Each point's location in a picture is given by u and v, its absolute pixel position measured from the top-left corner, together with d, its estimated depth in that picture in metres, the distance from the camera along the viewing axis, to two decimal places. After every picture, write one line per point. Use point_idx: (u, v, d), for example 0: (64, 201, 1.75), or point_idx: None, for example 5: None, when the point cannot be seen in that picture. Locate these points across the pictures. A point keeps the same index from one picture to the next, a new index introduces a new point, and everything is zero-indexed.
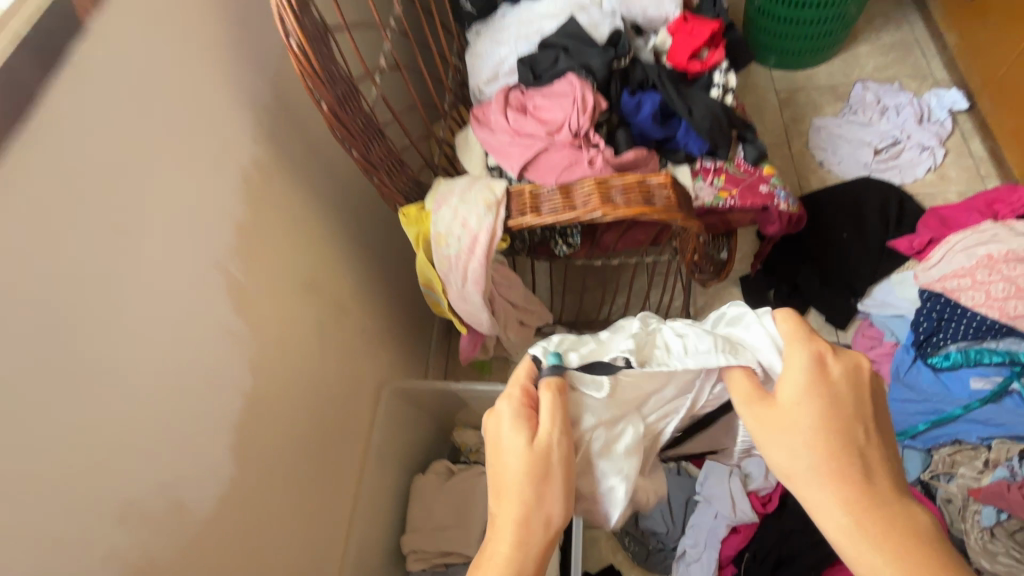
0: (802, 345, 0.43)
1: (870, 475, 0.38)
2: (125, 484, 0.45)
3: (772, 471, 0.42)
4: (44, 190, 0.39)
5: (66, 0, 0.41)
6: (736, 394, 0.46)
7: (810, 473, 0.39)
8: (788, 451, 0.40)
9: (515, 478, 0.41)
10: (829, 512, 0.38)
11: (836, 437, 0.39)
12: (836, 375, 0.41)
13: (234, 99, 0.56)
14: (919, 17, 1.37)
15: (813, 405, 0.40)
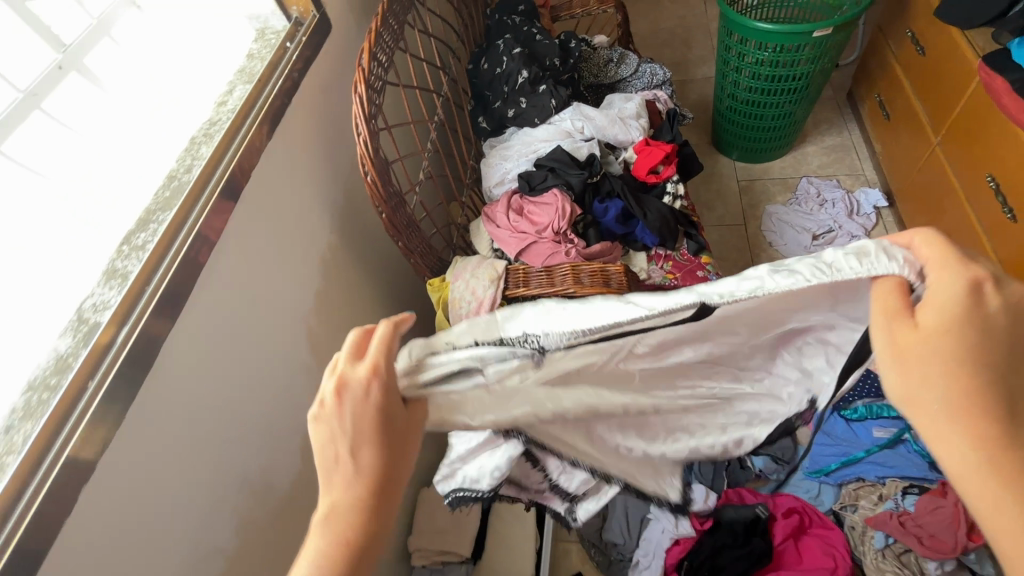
0: (960, 270, 0.40)
1: (1012, 416, 0.39)
2: (240, 463, 0.68)
3: (892, 398, 0.43)
4: (217, 273, 0.66)
5: (239, 160, 0.69)
6: (876, 310, 0.44)
7: (939, 406, 0.40)
8: (921, 382, 0.40)
9: (379, 449, 0.42)
10: (954, 446, 0.39)
11: (977, 373, 0.39)
12: (995, 307, 0.39)
13: (315, 203, 0.84)
14: (855, 124, 1.66)
15: (962, 345, 0.39)
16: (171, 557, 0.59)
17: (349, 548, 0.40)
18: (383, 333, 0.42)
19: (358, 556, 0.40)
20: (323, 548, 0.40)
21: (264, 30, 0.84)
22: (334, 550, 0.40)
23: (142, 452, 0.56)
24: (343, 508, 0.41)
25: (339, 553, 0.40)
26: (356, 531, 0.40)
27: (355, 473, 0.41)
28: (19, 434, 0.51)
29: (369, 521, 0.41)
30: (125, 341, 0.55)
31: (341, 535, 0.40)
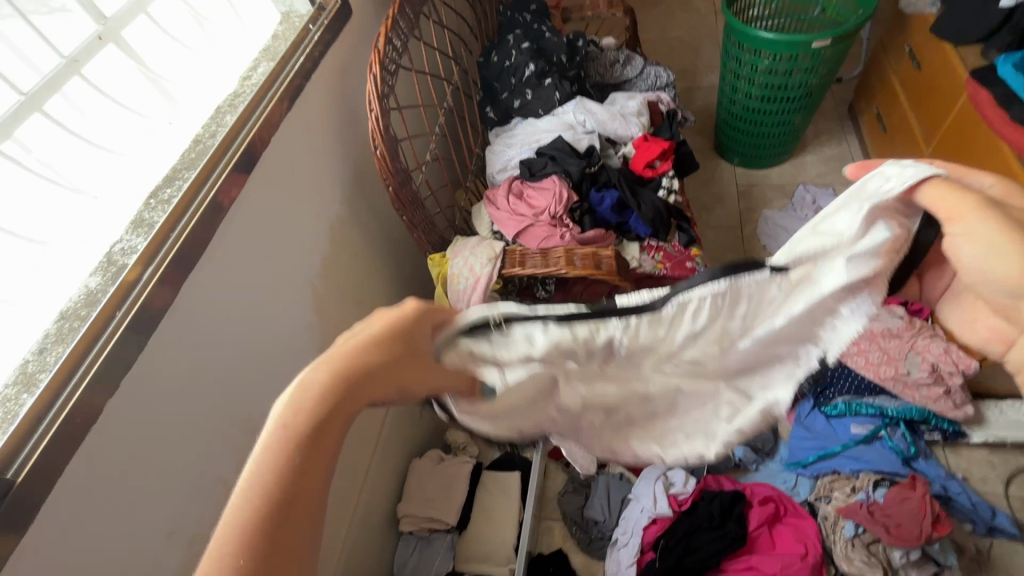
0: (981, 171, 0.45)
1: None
2: (245, 407, 0.74)
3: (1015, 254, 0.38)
4: (234, 229, 0.71)
5: (260, 128, 0.75)
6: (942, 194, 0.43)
7: None
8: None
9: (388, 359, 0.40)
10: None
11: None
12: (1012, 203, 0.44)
13: (327, 177, 0.90)
14: (855, 137, 1.70)
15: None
16: (178, 485, 0.64)
17: (318, 430, 0.35)
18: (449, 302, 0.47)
19: (325, 441, 0.35)
20: (289, 423, 0.34)
21: (289, 13, 0.89)
22: (302, 426, 0.35)
23: (159, 384, 0.61)
24: (320, 387, 0.36)
25: (306, 431, 0.35)
26: (330, 413, 0.36)
27: (344, 360, 0.38)
28: (49, 358, 0.55)
29: (347, 409, 0.37)
30: (150, 278, 0.60)
31: (313, 414, 0.35)
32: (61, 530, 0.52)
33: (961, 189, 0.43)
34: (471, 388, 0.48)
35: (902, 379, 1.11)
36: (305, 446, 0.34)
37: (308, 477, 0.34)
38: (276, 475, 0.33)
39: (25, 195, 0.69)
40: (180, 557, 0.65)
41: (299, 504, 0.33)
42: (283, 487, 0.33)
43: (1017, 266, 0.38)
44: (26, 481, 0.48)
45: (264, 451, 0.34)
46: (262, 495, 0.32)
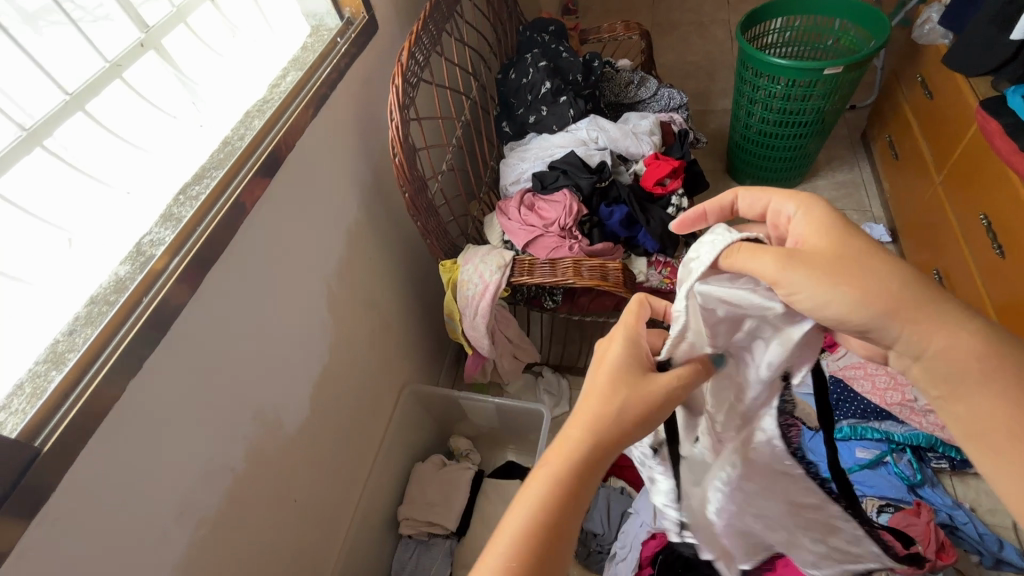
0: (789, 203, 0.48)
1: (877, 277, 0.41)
2: (256, 398, 0.76)
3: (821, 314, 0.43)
4: (257, 226, 0.75)
5: (287, 132, 0.78)
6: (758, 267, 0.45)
7: (848, 298, 0.41)
8: (821, 291, 0.42)
9: (625, 393, 0.46)
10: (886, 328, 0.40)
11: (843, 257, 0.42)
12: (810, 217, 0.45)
13: (346, 182, 0.94)
14: (868, 164, 1.72)
15: (846, 236, 0.43)
16: (189, 469, 0.67)
17: (590, 460, 0.44)
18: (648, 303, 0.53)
19: (590, 467, 0.44)
20: (561, 476, 0.43)
21: (319, 26, 0.95)
22: (576, 448, 0.44)
23: (177, 371, 0.64)
24: (598, 421, 0.45)
25: (580, 456, 0.44)
26: (599, 445, 0.45)
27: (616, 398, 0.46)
28: (78, 339, 0.58)
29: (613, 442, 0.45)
30: (176, 268, 0.63)
31: (588, 446, 0.44)
32: (78, 503, 0.54)
33: (756, 253, 0.45)
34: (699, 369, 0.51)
35: (909, 404, 1.12)
36: (577, 467, 0.43)
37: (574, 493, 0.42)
38: (551, 488, 0.42)
39: (58, 186, 0.73)
40: (186, 540, 0.67)
41: (565, 517, 0.41)
42: (556, 498, 0.42)
43: (844, 307, 0.41)
44: (51, 451, 0.50)
45: (550, 465, 0.43)
46: (542, 503, 0.41)
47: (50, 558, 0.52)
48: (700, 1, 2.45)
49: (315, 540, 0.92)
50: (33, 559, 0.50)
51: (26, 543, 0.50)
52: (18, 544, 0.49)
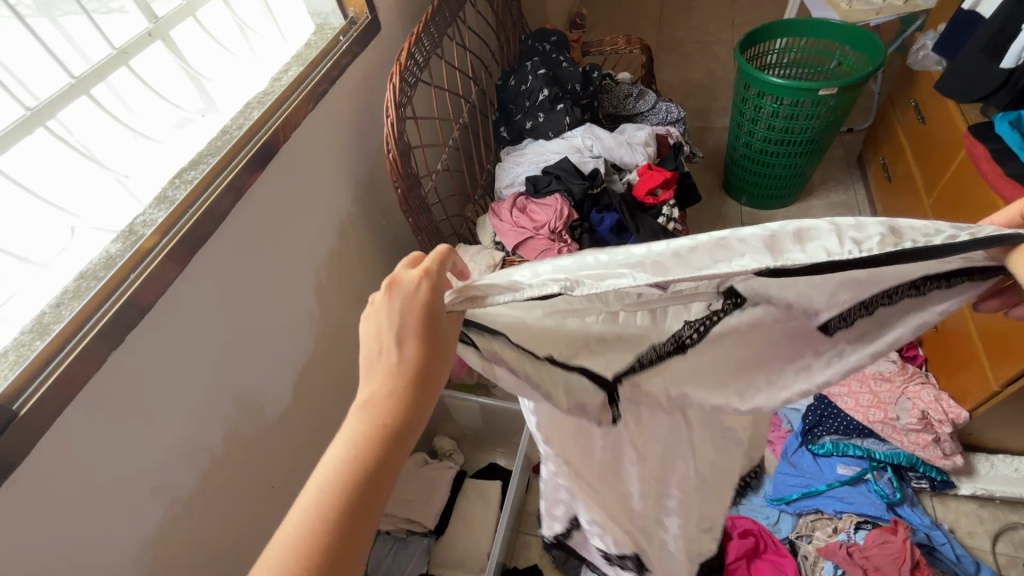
0: None
1: None
2: (238, 381, 0.77)
3: None
4: (248, 213, 0.76)
5: (284, 124, 0.80)
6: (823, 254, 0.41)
7: None
8: None
9: (425, 350, 0.41)
10: None
11: None
12: None
13: (340, 176, 0.95)
14: (861, 186, 1.74)
15: None
16: (166, 445, 0.67)
17: (372, 443, 0.38)
18: (441, 250, 0.46)
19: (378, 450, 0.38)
20: (344, 462, 0.37)
21: (323, 24, 0.97)
22: (353, 441, 0.38)
23: (160, 347, 0.65)
24: (372, 400, 0.40)
25: (354, 446, 0.38)
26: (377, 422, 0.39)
27: (386, 370, 0.41)
28: (63, 312, 0.58)
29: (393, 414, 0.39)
30: (165, 247, 0.64)
31: (365, 433, 0.38)
32: (53, 469, 0.55)
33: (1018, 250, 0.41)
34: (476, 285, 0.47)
35: (891, 423, 1.12)
36: (355, 459, 0.38)
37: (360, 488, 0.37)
38: (321, 497, 0.36)
39: (57, 166, 0.74)
40: (159, 516, 0.68)
41: (344, 520, 0.36)
42: (331, 505, 0.36)
43: None
44: (28, 416, 0.51)
45: (321, 469, 0.38)
46: (313, 516, 0.36)
47: (22, 521, 0.53)
48: (703, 22, 2.50)
49: None
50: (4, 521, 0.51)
51: None
52: None
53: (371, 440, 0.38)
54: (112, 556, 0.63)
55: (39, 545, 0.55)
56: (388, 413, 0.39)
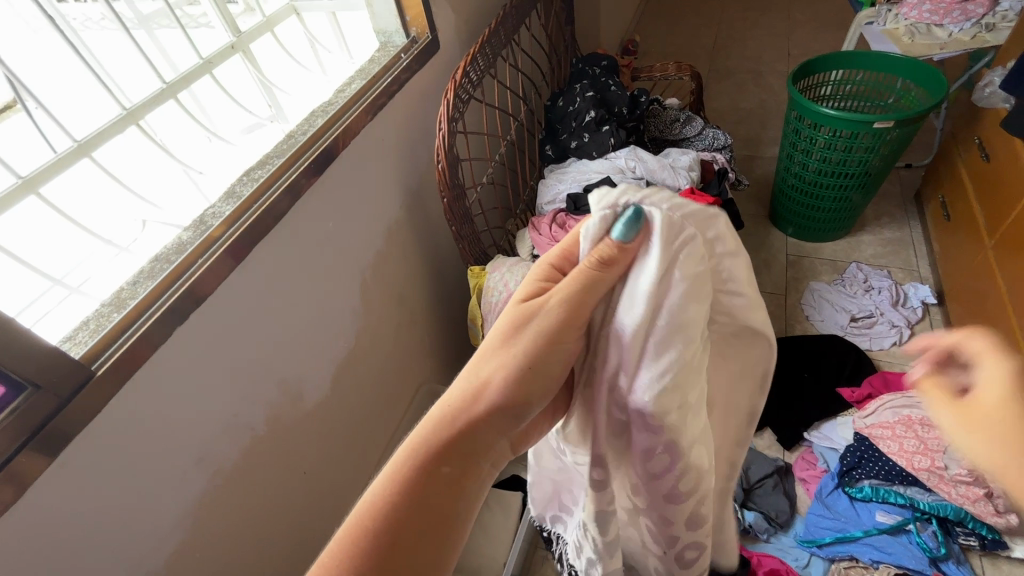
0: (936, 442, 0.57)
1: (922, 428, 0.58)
2: (283, 367, 0.83)
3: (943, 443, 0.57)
4: (305, 213, 0.82)
5: (344, 134, 0.86)
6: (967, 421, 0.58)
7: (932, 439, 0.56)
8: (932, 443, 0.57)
9: (507, 371, 0.48)
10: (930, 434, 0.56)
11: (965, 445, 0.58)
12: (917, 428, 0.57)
13: (391, 185, 1.01)
14: (918, 223, 1.68)
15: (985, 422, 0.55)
16: (214, 420, 0.72)
17: (430, 446, 0.46)
18: (617, 254, 0.45)
19: (465, 452, 0.46)
20: (414, 445, 0.46)
21: (387, 42, 1.03)
22: (440, 439, 0.46)
23: (219, 327, 0.71)
24: (459, 407, 0.47)
25: (441, 447, 0.46)
26: (438, 454, 0.45)
27: (478, 381, 0.48)
28: (139, 289, 0.64)
29: (481, 432, 0.47)
30: (228, 238, 0.70)
31: (428, 434, 0.46)
32: (117, 429, 0.60)
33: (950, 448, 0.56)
34: (603, 261, 0.45)
35: (937, 472, 1.07)
36: (420, 459, 0.45)
37: (444, 483, 0.45)
38: (393, 494, 0.43)
39: (143, 161, 0.83)
40: (202, 484, 0.73)
41: (408, 524, 0.42)
42: (415, 494, 0.43)
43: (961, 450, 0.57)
44: (103, 375, 0.56)
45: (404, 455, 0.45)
46: (387, 485, 0.44)
47: (86, 475, 0.58)
48: (759, 51, 2.49)
49: (318, 513, 0.98)
50: (73, 470, 0.57)
51: (70, 452, 0.56)
52: (63, 453, 0.55)
53: (435, 428, 0.47)
54: (159, 515, 0.68)
55: (100, 497, 0.60)
56: (454, 413, 0.47)
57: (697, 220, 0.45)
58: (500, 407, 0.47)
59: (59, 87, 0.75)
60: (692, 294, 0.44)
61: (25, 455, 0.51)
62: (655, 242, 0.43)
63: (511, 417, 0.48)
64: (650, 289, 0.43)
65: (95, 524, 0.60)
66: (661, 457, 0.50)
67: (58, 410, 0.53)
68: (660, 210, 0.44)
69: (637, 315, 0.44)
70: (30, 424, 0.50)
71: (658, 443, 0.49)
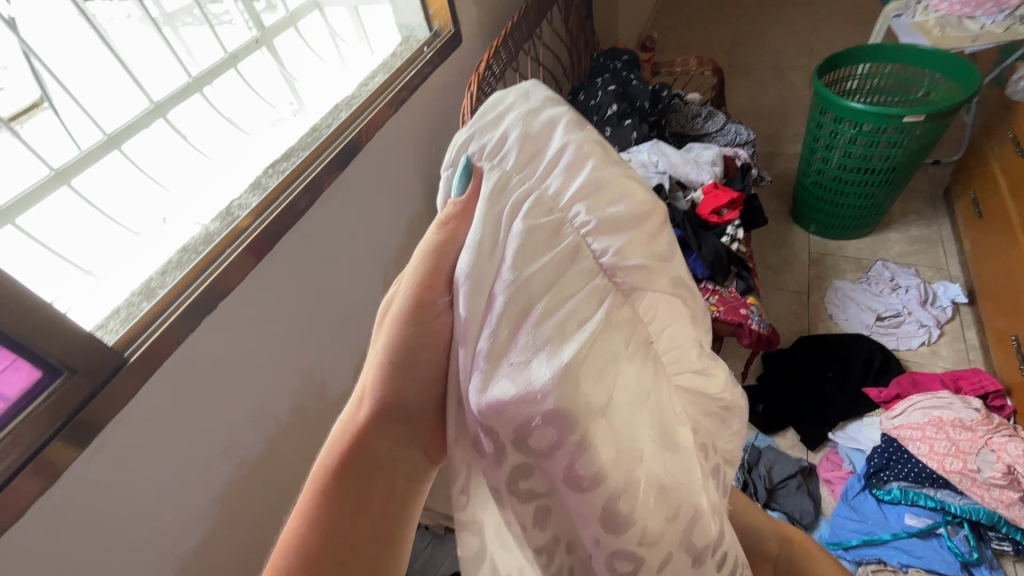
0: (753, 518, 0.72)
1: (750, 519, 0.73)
2: (307, 359, 0.83)
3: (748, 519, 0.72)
4: (328, 207, 0.82)
5: (367, 127, 0.86)
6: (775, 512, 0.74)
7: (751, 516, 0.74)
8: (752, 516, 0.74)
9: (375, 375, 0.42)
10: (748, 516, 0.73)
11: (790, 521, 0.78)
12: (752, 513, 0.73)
13: (413, 179, 1.01)
14: (947, 221, 1.64)
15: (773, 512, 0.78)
16: (241, 410, 0.73)
17: (317, 506, 0.39)
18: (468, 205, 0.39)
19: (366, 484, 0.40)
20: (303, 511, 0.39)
21: (409, 37, 1.03)
22: (326, 478, 0.40)
23: (246, 319, 0.71)
24: (336, 434, 0.42)
25: (332, 491, 0.39)
26: (332, 508, 0.39)
27: (355, 398, 0.43)
28: (168, 278, 0.64)
29: (375, 450, 0.41)
30: (255, 229, 0.70)
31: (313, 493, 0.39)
32: (149, 417, 0.61)
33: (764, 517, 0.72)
34: (456, 214, 0.39)
35: (971, 474, 1.03)
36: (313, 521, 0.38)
37: (350, 521, 0.39)
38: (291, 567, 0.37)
39: (166, 153, 0.84)
40: (229, 474, 0.74)
41: None
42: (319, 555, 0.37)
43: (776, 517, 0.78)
44: (136, 363, 0.57)
45: (295, 514, 0.39)
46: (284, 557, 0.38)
47: (116, 462, 0.59)
48: (780, 46, 2.46)
49: None
50: (106, 456, 0.57)
51: (104, 438, 0.57)
52: (96, 439, 0.56)
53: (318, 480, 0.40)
54: (187, 504, 0.68)
55: (127, 485, 0.61)
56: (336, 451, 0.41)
57: (534, 138, 0.40)
58: (384, 419, 0.42)
59: (89, 80, 0.76)
60: (534, 244, 0.36)
61: (61, 440, 0.51)
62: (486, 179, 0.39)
63: (401, 422, 0.42)
64: (475, 253, 0.36)
65: (125, 511, 0.61)
66: (543, 428, 0.34)
67: (92, 396, 0.53)
68: (500, 167, 0.39)
69: (467, 274, 0.36)
70: (66, 409, 0.51)
71: (536, 414, 0.34)
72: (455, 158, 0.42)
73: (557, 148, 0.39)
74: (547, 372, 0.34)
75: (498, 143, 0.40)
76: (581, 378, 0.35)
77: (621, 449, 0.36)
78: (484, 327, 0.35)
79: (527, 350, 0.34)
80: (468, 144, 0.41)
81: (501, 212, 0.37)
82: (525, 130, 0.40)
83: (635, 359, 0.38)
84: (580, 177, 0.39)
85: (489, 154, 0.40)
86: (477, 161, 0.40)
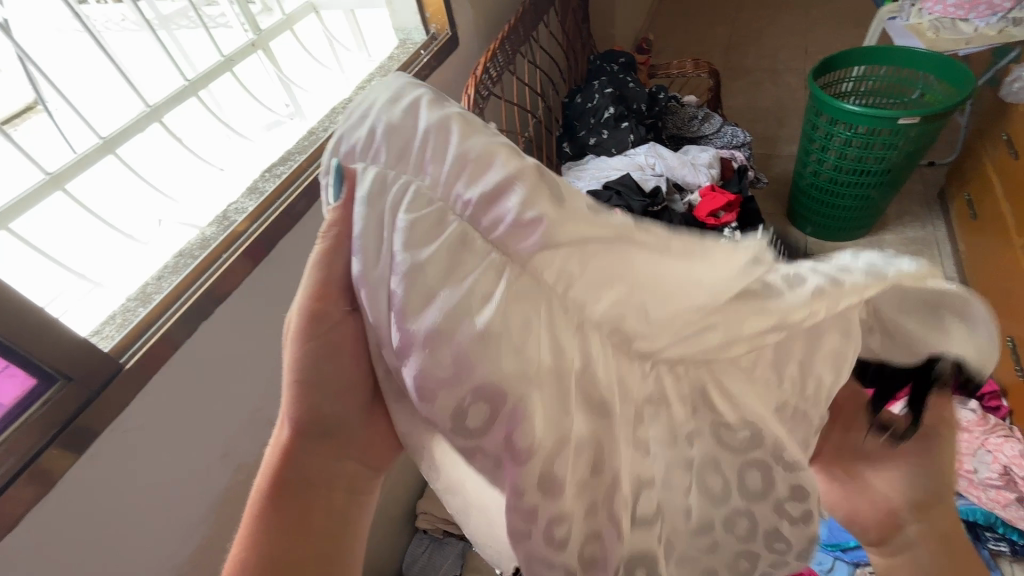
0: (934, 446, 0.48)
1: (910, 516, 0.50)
2: None
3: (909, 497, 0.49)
4: (326, 212, 0.82)
5: None
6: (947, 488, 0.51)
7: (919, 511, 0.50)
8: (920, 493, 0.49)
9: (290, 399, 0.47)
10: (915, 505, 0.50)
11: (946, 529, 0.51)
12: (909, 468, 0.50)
13: None
14: (942, 222, 1.65)
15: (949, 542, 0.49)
16: (238, 415, 0.73)
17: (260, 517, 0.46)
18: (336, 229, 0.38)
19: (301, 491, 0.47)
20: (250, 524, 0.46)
21: (406, 40, 1.03)
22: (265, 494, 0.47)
23: (244, 324, 0.71)
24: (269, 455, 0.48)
25: (271, 502, 0.47)
26: (274, 516, 0.46)
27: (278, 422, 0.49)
28: (164, 283, 0.64)
29: (303, 465, 0.48)
30: (252, 233, 0.70)
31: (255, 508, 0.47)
32: (145, 422, 0.60)
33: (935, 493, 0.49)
34: (333, 237, 0.38)
35: (967, 475, 1.05)
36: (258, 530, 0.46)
37: (292, 523, 0.46)
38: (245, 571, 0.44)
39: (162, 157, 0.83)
40: (226, 480, 0.73)
41: None
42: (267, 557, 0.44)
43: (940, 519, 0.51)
44: (132, 369, 0.57)
45: (241, 529, 0.46)
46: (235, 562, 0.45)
47: (112, 469, 0.58)
48: (776, 49, 2.46)
49: None
50: (103, 463, 0.57)
51: (101, 445, 0.56)
52: (92, 446, 0.55)
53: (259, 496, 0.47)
54: (183, 511, 0.68)
55: (123, 492, 0.60)
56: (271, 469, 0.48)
57: (407, 125, 0.37)
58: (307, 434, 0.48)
59: (84, 84, 0.76)
60: (418, 236, 0.34)
61: (56, 447, 0.51)
62: (358, 182, 0.36)
63: (323, 436, 0.49)
64: (362, 259, 0.35)
65: (121, 517, 0.61)
66: (478, 404, 0.33)
67: (89, 401, 0.53)
68: (372, 165, 0.37)
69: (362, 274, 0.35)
70: (61, 415, 0.51)
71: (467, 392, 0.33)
72: (330, 168, 0.39)
73: (424, 132, 0.37)
74: (465, 352, 0.33)
75: (370, 140, 0.38)
76: (500, 350, 0.33)
77: (626, 453, 0.37)
78: (391, 318, 0.34)
79: (433, 332, 0.33)
80: (341, 152, 0.39)
81: (383, 211, 0.35)
82: (388, 121, 0.38)
83: (563, 339, 0.35)
84: (450, 154, 0.36)
85: (364, 155, 0.38)
86: (346, 166, 0.38)
